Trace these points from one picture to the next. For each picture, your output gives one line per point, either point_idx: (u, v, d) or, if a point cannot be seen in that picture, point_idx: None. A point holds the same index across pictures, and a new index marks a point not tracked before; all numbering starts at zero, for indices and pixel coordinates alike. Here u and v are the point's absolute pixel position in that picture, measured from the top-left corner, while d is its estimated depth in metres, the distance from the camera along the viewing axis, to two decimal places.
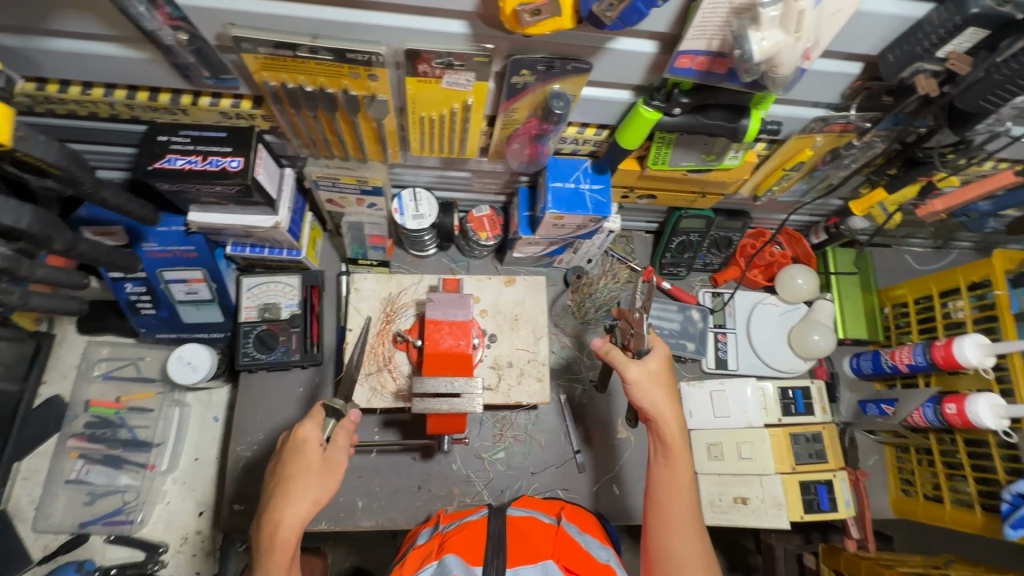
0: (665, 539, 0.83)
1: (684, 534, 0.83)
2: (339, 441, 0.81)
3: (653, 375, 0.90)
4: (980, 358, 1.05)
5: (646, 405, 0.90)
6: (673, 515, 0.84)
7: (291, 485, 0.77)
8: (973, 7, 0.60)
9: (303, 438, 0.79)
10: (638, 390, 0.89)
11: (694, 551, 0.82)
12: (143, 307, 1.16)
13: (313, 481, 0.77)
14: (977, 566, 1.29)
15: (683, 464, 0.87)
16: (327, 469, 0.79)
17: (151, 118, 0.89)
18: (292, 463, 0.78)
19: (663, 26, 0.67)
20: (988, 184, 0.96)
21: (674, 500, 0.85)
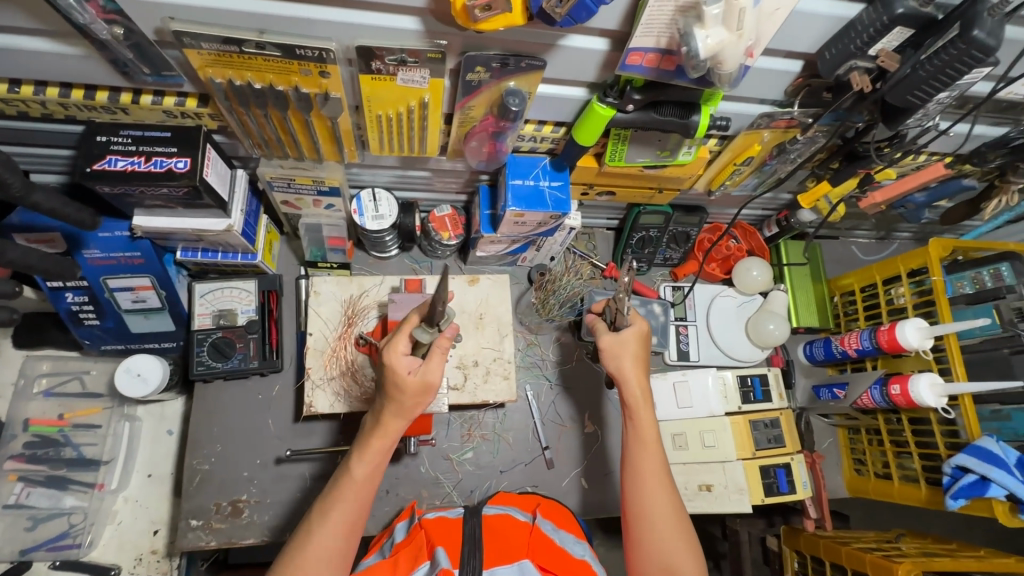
0: (636, 493, 0.89)
1: (655, 488, 0.88)
2: (432, 363, 0.82)
3: (622, 344, 0.96)
4: (920, 341, 1.11)
5: (615, 371, 0.96)
6: (643, 471, 0.89)
7: (388, 395, 0.83)
8: (899, 7, 0.64)
9: (392, 363, 0.82)
10: (609, 356, 0.96)
11: (665, 503, 0.87)
12: (86, 317, 1.10)
13: (407, 399, 0.82)
14: (924, 539, 1.36)
15: (648, 422, 0.93)
16: (418, 391, 0.82)
17: (89, 118, 0.85)
18: (386, 379, 0.83)
19: (613, 24, 0.68)
20: (922, 176, 1.05)
21: (643, 458, 0.91)
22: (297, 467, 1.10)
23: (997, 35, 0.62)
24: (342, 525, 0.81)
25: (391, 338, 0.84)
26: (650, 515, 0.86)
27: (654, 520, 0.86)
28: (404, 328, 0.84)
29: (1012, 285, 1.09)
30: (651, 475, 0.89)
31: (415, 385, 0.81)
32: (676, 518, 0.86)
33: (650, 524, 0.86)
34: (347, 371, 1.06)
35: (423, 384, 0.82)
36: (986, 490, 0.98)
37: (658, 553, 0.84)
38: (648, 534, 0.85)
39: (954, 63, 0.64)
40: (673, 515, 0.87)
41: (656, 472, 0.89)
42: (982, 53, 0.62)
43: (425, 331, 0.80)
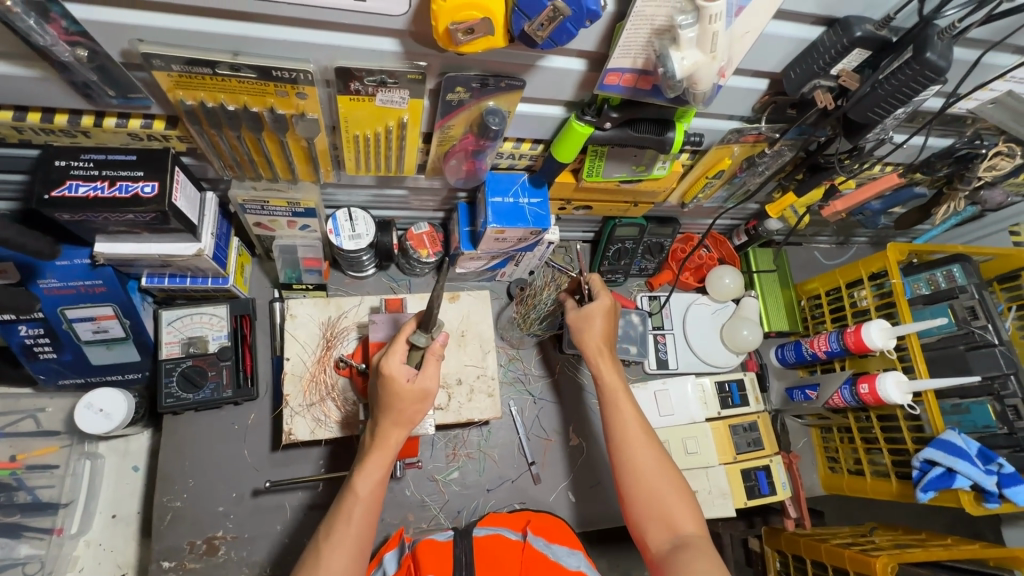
0: (619, 451, 0.93)
1: (635, 440, 0.92)
2: (428, 369, 0.84)
3: (587, 317, 1.04)
4: (884, 341, 1.17)
5: (585, 343, 1.04)
6: (623, 426, 0.94)
7: (389, 406, 0.83)
8: (857, 30, 0.67)
9: (390, 374, 0.83)
10: (577, 328, 1.05)
11: (648, 451, 0.91)
12: (41, 351, 1.03)
13: (406, 407, 0.83)
14: (896, 531, 1.42)
15: (617, 383, 0.99)
16: (416, 399, 0.83)
17: (46, 141, 0.80)
18: (386, 392, 0.83)
19: (591, 45, 0.69)
20: (878, 186, 1.10)
21: (619, 416, 0.95)
22: (276, 497, 1.06)
23: (947, 58, 0.66)
24: (351, 541, 0.80)
25: (388, 349, 0.85)
26: (636, 467, 0.90)
27: (640, 470, 0.90)
28: (400, 335, 0.85)
29: (965, 286, 1.16)
30: (629, 428, 0.94)
31: (414, 392, 0.83)
32: (659, 464, 0.90)
33: (637, 475, 0.90)
34: (327, 395, 1.03)
35: (421, 392, 0.83)
36: (952, 482, 1.03)
37: (652, 499, 0.88)
38: (639, 484, 0.89)
39: (911, 82, 0.68)
40: (657, 462, 0.90)
41: (632, 426, 0.94)
42: (935, 73, 0.67)
43: (422, 335, 0.83)
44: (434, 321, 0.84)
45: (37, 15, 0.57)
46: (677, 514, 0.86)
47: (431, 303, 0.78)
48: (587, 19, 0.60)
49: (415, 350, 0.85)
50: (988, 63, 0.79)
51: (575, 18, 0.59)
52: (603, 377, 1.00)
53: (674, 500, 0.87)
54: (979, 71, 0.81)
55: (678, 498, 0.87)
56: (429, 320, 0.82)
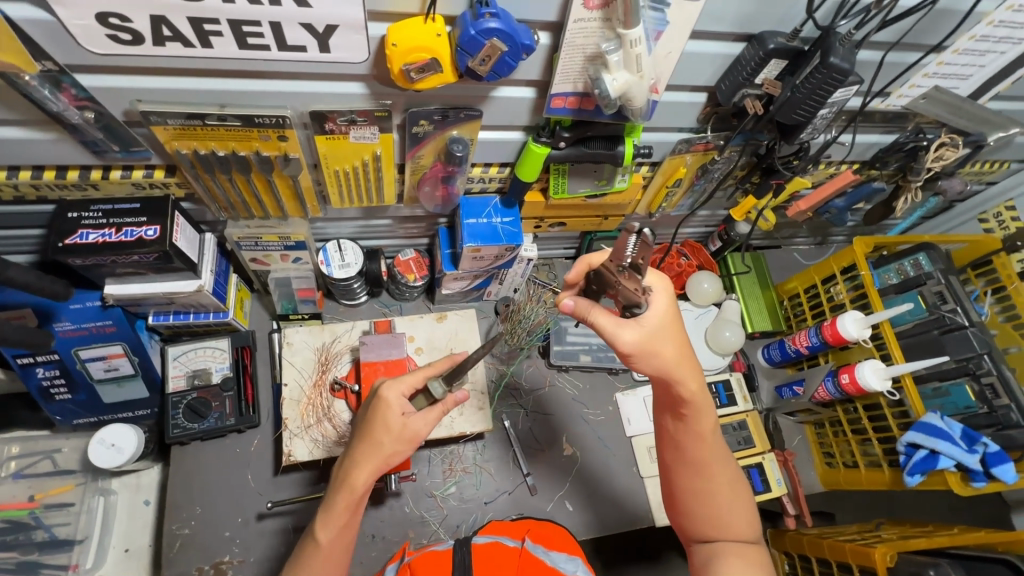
0: (693, 471, 0.84)
1: (717, 467, 0.83)
2: (429, 414, 0.82)
3: (654, 330, 0.73)
4: (859, 331, 1.21)
5: (658, 362, 0.75)
6: (702, 451, 0.82)
7: (372, 442, 0.79)
8: (770, 43, 0.75)
9: (386, 402, 0.80)
10: (650, 343, 0.73)
11: (725, 478, 0.84)
12: (57, 393, 1.10)
13: (387, 442, 0.79)
14: (903, 525, 1.38)
15: (705, 405, 0.81)
16: (404, 438, 0.80)
17: (59, 197, 0.90)
18: (375, 419, 0.80)
19: (535, 74, 0.78)
20: (837, 184, 1.16)
21: (699, 442, 0.82)
22: (281, 520, 1.10)
23: (849, 60, 0.74)
24: None
25: (398, 376, 0.83)
26: (706, 489, 0.83)
27: (718, 495, 0.83)
28: (421, 372, 0.83)
29: (931, 272, 1.19)
30: (711, 454, 0.83)
31: (404, 432, 0.80)
32: (732, 487, 0.84)
33: (714, 499, 0.83)
34: (323, 417, 1.08)
35: (408, 432, 0.80)
36: (936, 463, 1.05)
37: (723, 521, 0.83)
38: (715, 508, 0.83)
39: (822, 84, 0.76)
40: (733, 484, 0.84)
41: (714, 451, 0.83)
42: (841, 75, 0.75)
43: (441, 385, 0.82)
44: (456, 375, 0.83)
45: (50, 86, 0.67)
46: (744, 534, 0.83)
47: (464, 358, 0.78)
48: (524, 53, 0.68)
49: (425, 396, 0.84)
50: (894, 62, 0.87)
51: (512, 52, 0.67)
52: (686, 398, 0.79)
53: (743, 523, 0.84)
54: (887, 69, 0.89)
55: (748, 519, 0.84)
56: (453, 374, 0.81)
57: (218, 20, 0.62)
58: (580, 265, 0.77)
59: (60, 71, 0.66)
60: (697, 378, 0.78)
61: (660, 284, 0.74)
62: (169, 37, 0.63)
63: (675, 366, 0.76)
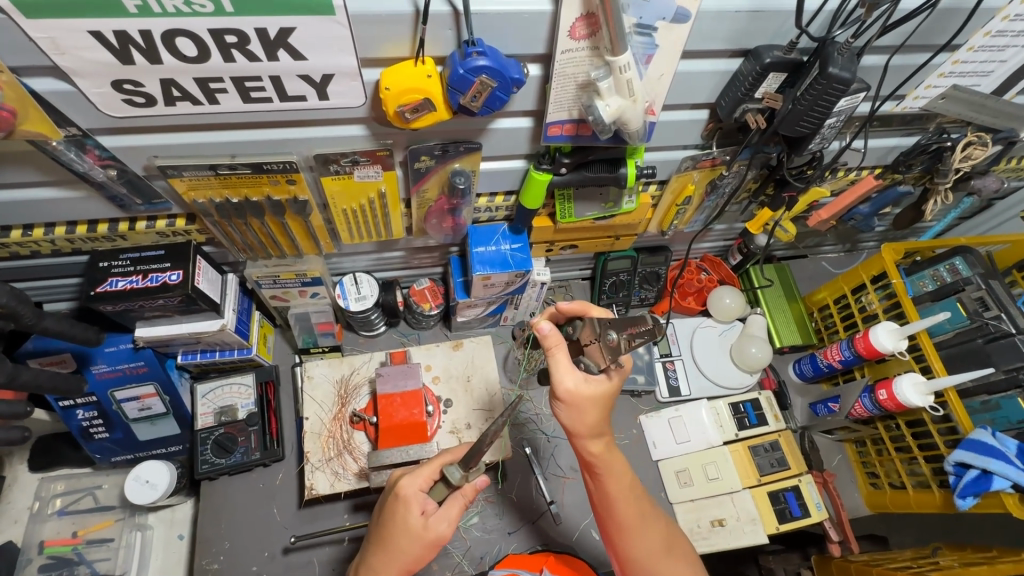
0: (630, 533, 0.84)
1: (652, 522, 0.86)
2: (450, 510, 0.80)
3: (586, 392, 0.78)
4: (895, 343, 1.13)
5: (572, 423, 0.81)
6: (626, 513, 0.84)
7: (392, 548, 0.79)
8: (767, 57, 0.73)
9: (405, 501, 0.79)
10: (564, 406, 0.80)
11: (657, 535, 0.85)
12: (96, 432, 1.16)
13: (409, 546, 0.78)
14: (964, 551, 1.23)
15: (620, 466, 0.85)
16: (425, 542, 0.78)
17: (92, 248, 0.95)
18: (394, 520, 0.79)
19: (531, 104, 0.78)
20: (858, 190, 1.11)
21: (623, 502, 0.84)
22: (306, 553, 1.11)
23: (849, 69, 0.73)
24: None
25: (416, 468, 0.82)
26: (642, 553, 0.84)
27: (660, 557, 0.84)
28: (436, 463, 0.82)
29: (969, 277, 1.12)
30: (643, 513, 0.85)
31: (425, 533, 0.78)
32: (668, 545, 0.86)
33: (654, 563, 0.84)
34: (344, 449, 1.09)
35: (430, 534, 0.78)
36: (990, 484, 0.97)
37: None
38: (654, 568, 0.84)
39: (823, 94, 0.75)
40: (667, 541, 0.86)
41: (644, 507, 0.86)
42: (842, 84, 0.73)
43: (458, 470, 0.79)
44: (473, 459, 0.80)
45: (76, 149, 0.73)
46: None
47: (478, 442, 0.76)
48: (514, 86, 0.69)
49: (443, 485, 0.80)
50: (902, 65, 0.84)
51: (502, 87, 0.68)
52: (594, 455, 0.83)
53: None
54: (896, 72, 0.86)
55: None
56: (468, 458, 0.78)
57: (222, 78, 0.65)
58: (581, 305, 0.86)
59: (84, 135, 0.71)
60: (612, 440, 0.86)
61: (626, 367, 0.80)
62: (179, 97, 0.67)
63: (582, 430, 0.81)
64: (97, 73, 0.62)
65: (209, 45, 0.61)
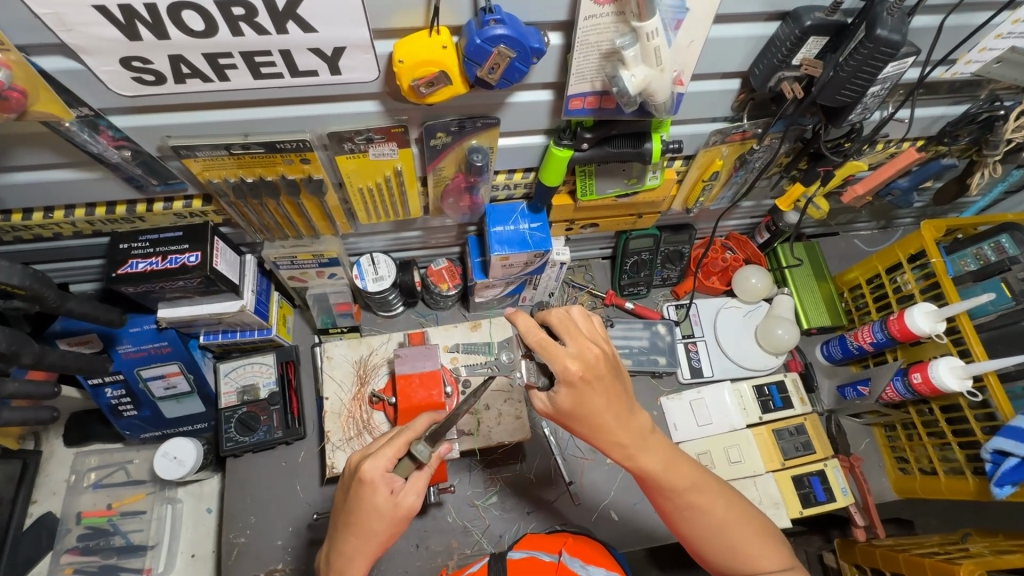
0: (685, 516, 0.79)
1: (705, 505, 0.78)
2: (420, 483, 0.77)
3: (585, 391, 0.71)
4: (931, 325, 1.08)
5: (592, 424, 0.73)
6: (678, 494, 0.78)
7: (364, 531, 0.75)
8: (807, 20, 0.68)
9: (371, 484, 0.74)
10: (580, 413, 0.73)
11: (718, 506, 0.79)
12: (124, 409, 1.19)
13: (379, 527, 0.75)
14: (995, 537, 1.20)
15: (657, 444, 0.78)
16: (395, 519, 0.76)
17: (112, 230, 0.95)
18: (362, 503, 0.75)
19: (551, 76, 0.75)
20: (898, 164, 1.04)
21: (672, 483, 0.78)
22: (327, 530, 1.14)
23: (900, 31, 0.67)
24: None
25: (374, 449, 0.76)
26: (710, 527, 0.79)
27: (728, 529, 0.78)
28: (398, 441, 0.77)
29: (1016, 256, 1.06)
30: (689, 499, 0.78)
31: (396, 512, 0.75)
32: (734, 512, 0.80)
33: (726, 535, 0.78)
34: (364, 429, 1.10)
35: (401, 510, 0.76)
36: None
37: (744, 555, 0.78)
38: (729, 542, 0.78)
39: (868, 60, 0.70)
40: (730, 512, 0.79)
41: (688, 492, 0.78)
42: (891, 48, 0.68)
43: (426, 446, 0.77)
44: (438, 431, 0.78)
45: (89, 130, 0.72)
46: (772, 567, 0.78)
47: None
48: (534, 56, 0.65)
49: (409, 460, 0.77)
50: (956, 26, 0.78)
51: (521, 57, 0.64)
52: (627, 442, 0.76)
53: (762, 557, 0.78)
54: (948, 34, 0.80)
55: (769, 552, 0.78)
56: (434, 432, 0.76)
57: (232, 53, 0.63)
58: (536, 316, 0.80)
59: (96, 116, 0.70)
60: (629, 426, 0.75)
61: (564, 352, 0.70)
62: (189, 74, 0.65)
63: (609, 422, 0.73)
64: (106, 50, 0.60)
65: (216, 18, 0.58)
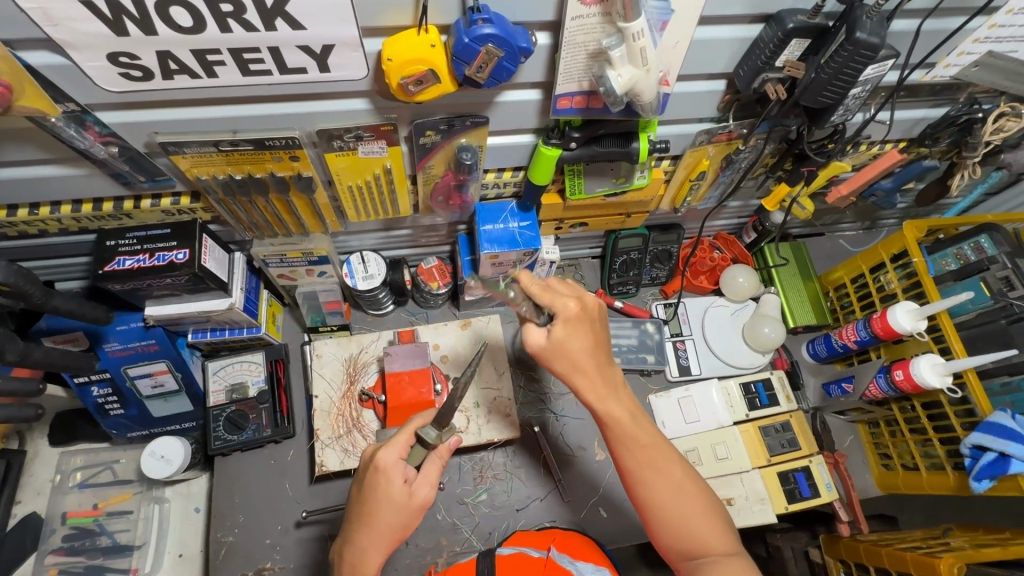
0: (643, 478, 0.79)
1: (663, 467, 0.79)
2: (431, 472, 0.77)
3: (569, 329, 0.76)
4: (913, 323, 1.10)
5: (572, 364, 0.77)
6: (639, 452, 0.79)
7: (378, 523, 0.75)
8: (789, 22, 0.70)
9: (386, 473, 0.75)
10: (557, 348, 0.76)
11: (674, 475, 0.79)
12: (111, 408, 1.18)
13: (395, 516, 0.75)
14: (975, 531, 1.22)
15: (626, 403, 0.80)
16: (412, 508, 0.76)
17: (99, 227, 0.95)
18: (376, 494, 0.75)
19: (539, 75, 0.76)
20: (881, 165, 1.06)
21: (635, 438, 0.79)
22: (316, 528, 1.13)
23: (879, 34, 0.69)
24: None
25: (387, 437, 0.78)
26: (664, 493, 0.78)
27: (682, 496, 0.78)
28: (409, 428, 0.78)
29: (994, 256, 1.07)
30: (648, 457, 0.79)
31: (411, 501, 0.75)
32: (692, 485, 0.79)
33: (677, 503, 0.78)
34: (353, 427, 1.10)
35: (417, 499, 0.76)
36: (1008, 467, 0.95)
37: (690, 526, 0.77)
38: (679, 510, 0.77)
39: (849, 62, 0.71)
40: (685, 483, 0.79)
41: (649, 450, 0.79)
42: (870, 51, 0.69)
43: (434, 429, 0.77)
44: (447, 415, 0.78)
45: (75, 126, 0.72)
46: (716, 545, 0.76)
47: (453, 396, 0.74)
48: (522, 55, 0.66)
49: (421, 447, 0.78)
50: (934, 30, 0.80)
51: (509, 56, 0.65)
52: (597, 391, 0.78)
53: (711, 534, 0.77)
54: (927, 38, 0.82)
55: (719, 530, 0.77)
56: (443, 416, 0.76)
57: (219, 50, 0.63)
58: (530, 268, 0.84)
59: (82, 111, 0.70)
60: (605, 373, 0.78)
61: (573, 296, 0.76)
62: (177, 70, 0.65)
63: (585, 365, 0.77)
64: (92, 45, 0.60)
65: (204, 14, 0.58)
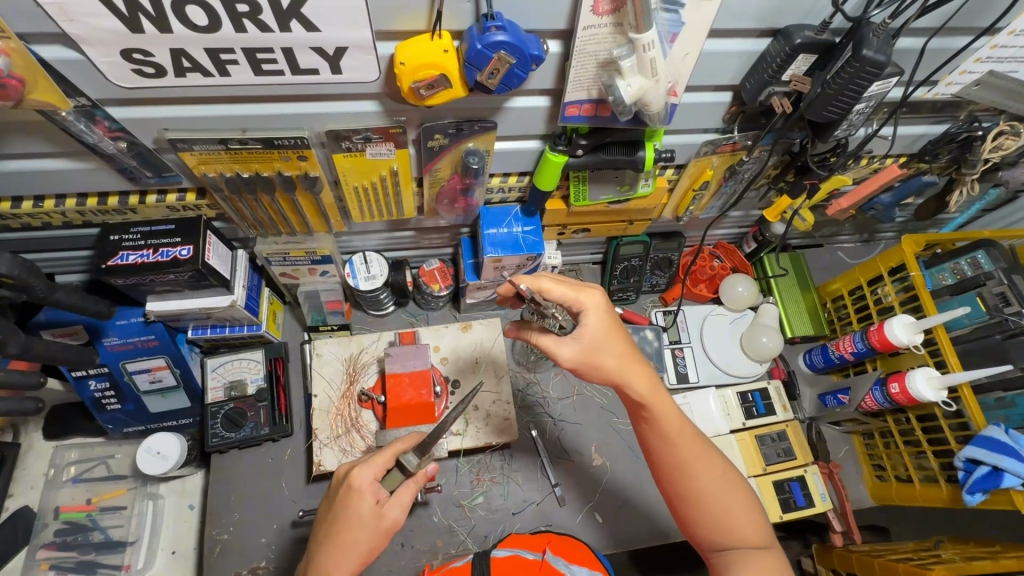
0: (681, 490, 0.81)
1: (701, 469, 0.81)
2: (403, 496, 0.77)
3: (593, 339, 0.77)
4: (910, 336, 1.11)
5: (609, 369, 0.77)
6: (677, 455, 0.81)
7: (346, 542, 0.74)
8: (797, 38, 0.71)
9: (359, 492, 0.76)
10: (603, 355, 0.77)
11: (713, 476, 0.81)
12: (108, 403, 1.17)
13: (362, 537, 0.75)
14: (967, 544, 1.23)
15: (670, 408, 0.81)
16: (380, 530, 0.75)
17: (103, 221, 0.95)
18: (348, 513, 0.75)
19: (549, 83, 0.76)
20: (881, 179, 1.08)
21: (672, 444, 0.81)
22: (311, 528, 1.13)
23: (885, 52, 0.70)
24: None
25: (364, 457, 0.79)
26: (699, 495, 0.80)
27: (722, 495, 0.81)
28: (389, 451, 0.79)
29: (991, 272, 1.09)
30: (686, 460, 0.81)
31: (381, 522, 0.75)
32: (731, 486, 0.82)
33: (716, 503, 0.80)
34: (352, 427, 1.10)
35: (386, 522, 0.76)
36: (1001, 481, 0.96)
37: (728, 524, 0.80)
38: (714, 510, 0.80)
39: (855, 79, 0.72)
40: (726, 482, 0.82)
41: (687, 454, 0.81)
42: (876, 68, 0.71)
43: (415, 456, 0.78)
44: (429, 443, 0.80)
45: (85, 120, 0.72)
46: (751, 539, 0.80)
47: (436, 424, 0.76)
48: (532, 63, 0.66)
49: (398, 471, 0.78)
50: (938, 49, 0.81)
51: (521, 64, 0.65)
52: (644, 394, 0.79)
53: (748, 530, 0.80)
54: (932, 56, 0.83)
55: (756, 526, 0.81)
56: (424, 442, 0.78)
57: (232, 49, 0.63)
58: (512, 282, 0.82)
59: (93, 106, 0.71)
60: (644, 378, 0.79)
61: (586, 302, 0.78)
62: (189, 68, 0.65)
63: (625, 373, 0.78)
64: (107, 41, 0.60)
65: (220, 13, 0.59)
